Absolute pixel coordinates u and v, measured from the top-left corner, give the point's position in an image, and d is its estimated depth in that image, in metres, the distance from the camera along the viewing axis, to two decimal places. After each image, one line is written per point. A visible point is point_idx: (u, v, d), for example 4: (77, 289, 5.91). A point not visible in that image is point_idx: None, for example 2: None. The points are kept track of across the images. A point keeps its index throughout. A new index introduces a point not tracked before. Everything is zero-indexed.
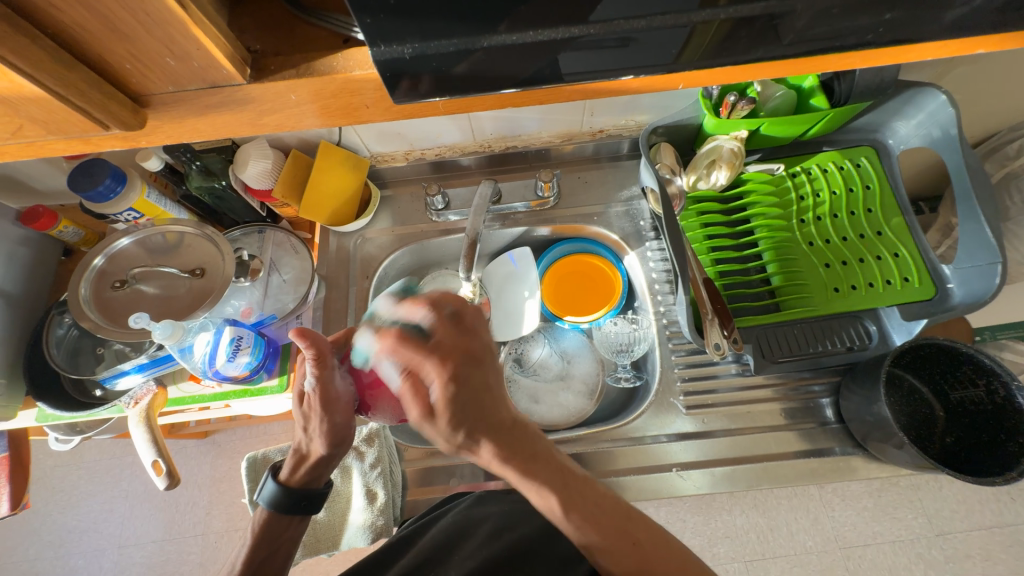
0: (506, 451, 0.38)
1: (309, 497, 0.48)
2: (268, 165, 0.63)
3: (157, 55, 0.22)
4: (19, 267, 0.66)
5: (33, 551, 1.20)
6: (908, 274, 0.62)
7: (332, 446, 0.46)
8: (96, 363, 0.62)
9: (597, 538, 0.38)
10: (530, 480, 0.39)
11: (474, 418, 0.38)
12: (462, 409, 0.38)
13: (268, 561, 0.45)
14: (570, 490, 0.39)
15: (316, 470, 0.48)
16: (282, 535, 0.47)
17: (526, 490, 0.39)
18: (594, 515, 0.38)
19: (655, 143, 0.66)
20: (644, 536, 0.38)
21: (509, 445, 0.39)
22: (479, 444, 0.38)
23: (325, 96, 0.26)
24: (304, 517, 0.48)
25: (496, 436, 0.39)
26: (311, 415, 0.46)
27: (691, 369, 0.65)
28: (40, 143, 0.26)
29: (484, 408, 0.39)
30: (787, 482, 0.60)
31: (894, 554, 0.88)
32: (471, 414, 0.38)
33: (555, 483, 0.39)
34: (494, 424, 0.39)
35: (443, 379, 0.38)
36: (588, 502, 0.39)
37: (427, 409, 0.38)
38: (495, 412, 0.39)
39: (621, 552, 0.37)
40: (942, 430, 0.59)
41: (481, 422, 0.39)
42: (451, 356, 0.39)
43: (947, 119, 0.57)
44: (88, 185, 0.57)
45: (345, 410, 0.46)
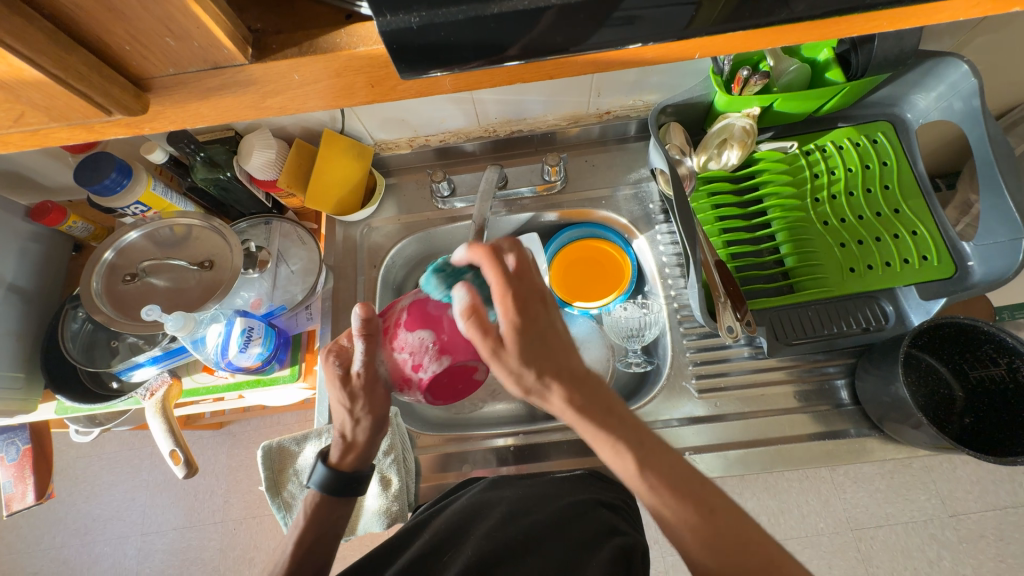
0: (576, 393, 0.38)
1: (357, 481, 0.48)
2: (272, 155, 0.63)
3: (156, 35, 0.22)
4: (31, 262, 0.66)
5: (59, 538, 1.23)
6: (926, 252, 0.60)
7: (374, 428, 0.47)
8: (111, 356, 0.64)
9: (666, 489, 0.37)
10: (605, 434, 0.38)
11: (553, 358, 0.38)
12: (538, 338, 0.37)
13: (317, 543, 0.47)
14: (639, 439, 0.38)
15: (362, 454, 0.48)
16: (332, 517, 0.48)
17: (597, 444, 0.38)
18: (659, 463, 0.37)
19: (665, 123, 0.65)
20: (719, 503, 0.37)
21: (586, 395, 0.38)
22: (549, 387, 0.38)
23: (330, 75, 0.25)
24: (351, 499, 0.49)
25: (572, 382, 0.38)
26: (356, 395, 0.45)
27: (703, 353, 0.65)
28: (44, 131, 0.25)
29: (553, 348, 0.38)
30: (801, 464, 0.59)
31: (907, 535, 0.88)
32: (542, 355, 0.38)
33: (632, 442, 0.38)
34: (567, 369, 0.38)
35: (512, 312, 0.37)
36: (651, 449, 0.38)
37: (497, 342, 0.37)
38: (567, 357, 0.39)
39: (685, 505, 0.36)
40: (960, 410, 0.58)
41: (553, 364, 0.38)
42: (527, 300, 0.38)
43: (970, 90, 0.55)
44: (94, 179, 0.57)
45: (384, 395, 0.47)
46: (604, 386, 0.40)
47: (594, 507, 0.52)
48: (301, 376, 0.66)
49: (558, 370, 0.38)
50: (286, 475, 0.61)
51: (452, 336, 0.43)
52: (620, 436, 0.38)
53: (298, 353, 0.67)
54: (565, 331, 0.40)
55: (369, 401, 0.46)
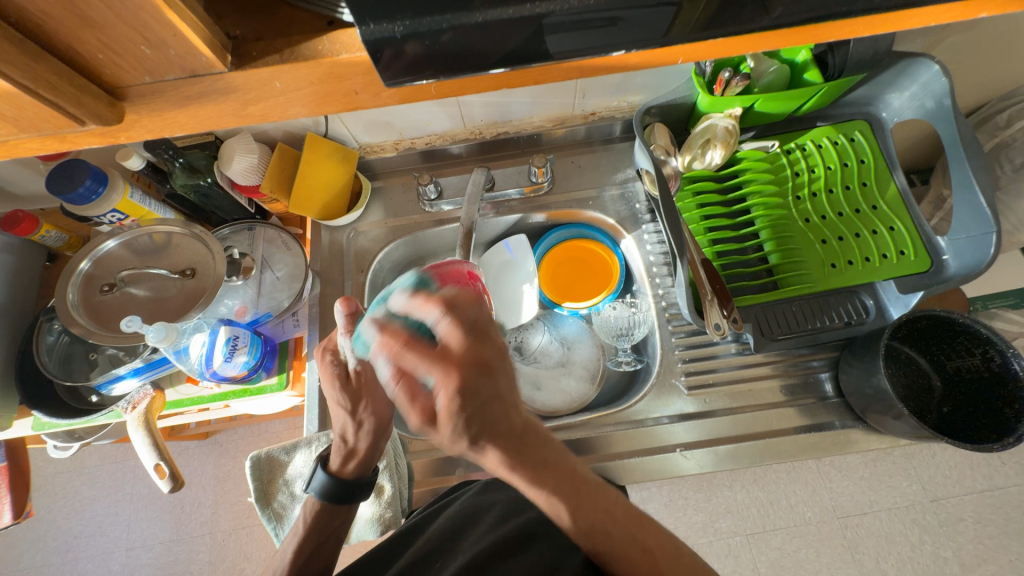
0: (512, 457, 0.34)
1: (358, 488, 0.48)
2: (254, 160, 0.62)
3: (131, 43, 0.21)
4: (2, 274, 0.64)
5: (39, 558, 1.19)
6: (903, 246, 0.62)
7: (376, 431, 0.46)
8: (90, 369, 0.62)
9: (606, 541, 0.37)
10: (538, 487, 0.35)
11: (489, 426, 0.33)
12: (477, 411, 0.33)
13: (320, 549, 0.46)
14: (581, 497, 0.37)
15: (364, 460, 0.48)
16: (332, 525, 0.47)
17: (530, 495, 0.36)
18: (600, 522, 0.37)
19: (649, 124, 0.65)
20: (654, 543, 0.38)
21: (523, 453, 0.35)
22: (485, 451, 0.34)
23: (313, 82, 0.25)
24: (352, 506, 0.48)
25: (507, 443, 0.34)
26: (358, 394, 0.45)
27: (691, 350, 0.66)
28: (13, 142, 0.25)
29: (492, 416, 0.33)
30: (789, 457, 0.60)
31: (891, 521, 0.90)
32: (482, 421, 0.33)
33: (565, 491, 0.36)
34: (503, 433, 0.34)
35: (448, 387, 0.32)
36: (596, 509, 0.37)
37: (428, 415, 0.33)
38: (506, 418, 0.34)
39: (630, 558, 0.37)
40: (939, 399, 0.60)
41: (491, 429, 0.34)
42: (462, 365, 0.33)
43: (941, 90, 0.57)
44: (67, 188, 0.55)
45: (384, 394, 0.46)
46: (545, 439, 0.37)
47: None
48: (290, 384, 0.65)
49: (495, 437, 0.34)
50: (276, 485, 0.60)
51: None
52: (553, 488, 0.35)
53: (285, 360, 0.66)
54: (512, 393, 0.35)
55: (371, 402, 0.46)
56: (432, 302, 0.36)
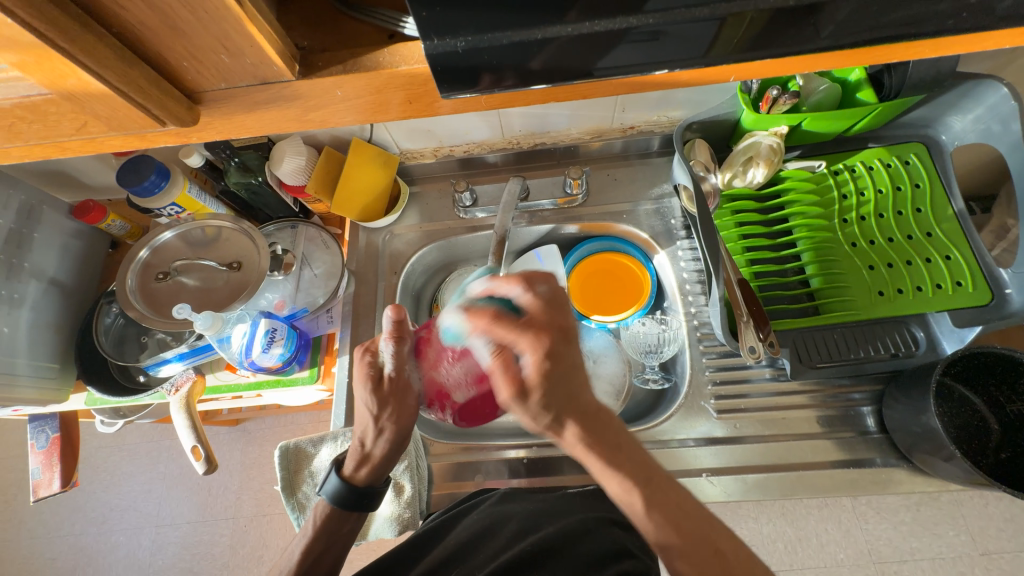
0: (591, 436, 0.37)
1: (369, 496, 0.47)
2: (302, 162, 0.65)
3: (212, 52, 0.23)
4: (71, 258, 0.69)
5: (78, 526, 1.27)
6: (961, 277, 0.58)
7: (396, 442, 0.46)
8: (140, 350, 0.65)
9: (677, 538, 0.35)
10: (613, 471, 0.37)
11: (565, 402, 0.37)
12: (554, 385, 0.37)
13: (325, 554, 0.46)
14: (653, 487, 0.37)
15: (377, 470, 0.47)
16: (339, 531, 0.47)
17: (604, 479, 0.37)
18: (674, 515, 0.36)
19: (689, 139, 0.64)
20: (727, 546, 0.36)
21: (598, 431, 0.38)
22: (567, 427, 0.37)
23: (370, 91, 0.26)
24: (361, 514, 0.48)
25: (586, 421, 0.38)
26: (385, 401, 0.45)
27: (723, 371, 0.64)
28: (100, 139, 0.27)
29: (574, 387, 0.38)
30: (824, 492, 0.57)
31: (934, 571, 0.84)
32: (564, 395, 0.37)
33: (640, 478, 0.37)
34: (582, 407, 0.38)
35: (539, 353, 0.37)
36: (669, 502, 0.36)
37: (518, 388, 0.37)
38: (583, 395, 0.38)
39: (701, 556, 0.35)
40: (997, 444, 0.55)
41: (569, 405, 0.37)
42: (546, 332, 0.38)
43: (1009, 113, 0.54)
44: (135, 181, 0.60)
45: (409, 407, 0.46)
46: (613, 422, 0.39)
47: (606, 525, 0.51)
48: (320, 377, 0.67)
49: (581, 411, 0.38)
50: (301, 476, 0.62)
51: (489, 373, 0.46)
52: (626, 470, 0.37)
53: (317, 355, 0.68)
54: (586, 369, 0.39)
55: (396, 412, 0.45)
56: (476, 311, 0.40)
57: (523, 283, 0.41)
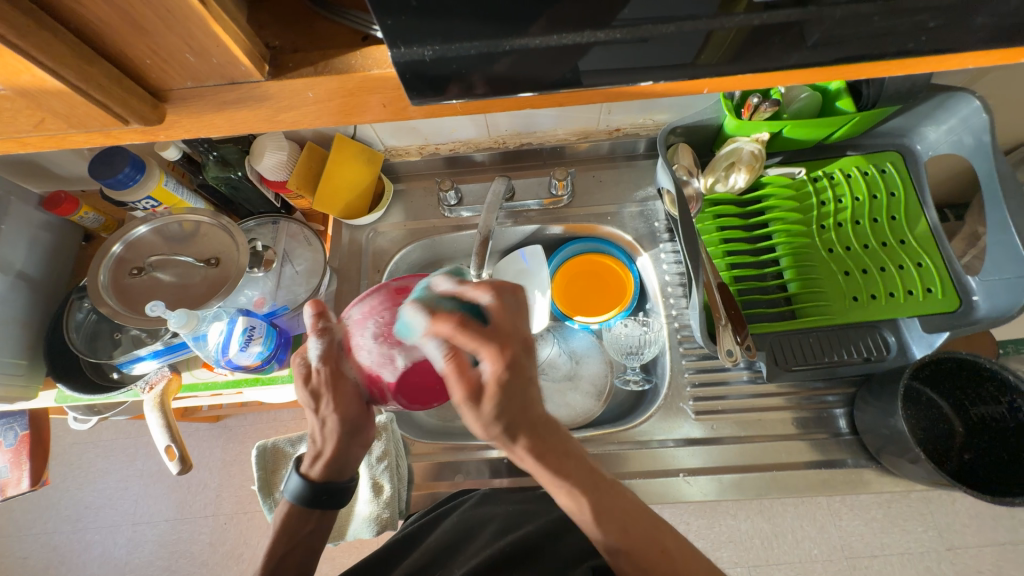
0: (539, 446, 0.37)
1: (330, 493, 0.46)
2: (284, 157, 0.64)
3: (177, 51, 0.22)
4: (41, 250, 0.67)
5: (51, 524, 1.24)
6: (931, 284, 0.60)
7: (345, 432, 0.44)
8: (113, 347, 0.64)
9: (625, 545, 0.38)
10: (560, 480, 0.38)
11: (519, 418, 0.36)
12: (508, 399, 0.34)
13: (289, 555, 0.46)
14: (602, 493, 0.39)
15: (334, 464, 0.46)
16: (301, 530, 0.47)
17: (555, 492, 0.38)
18: (625, 523, 0.38)
19: (673, 143, 0.65)
20: (672, 544, 0.39)
21: (548, 445, 0.38)
22: (519, 440, 0.36)
23: (343, 94, 0.26)
24: (327, 512, 0.48)
25: (536, 433, 0.37)
26: (320, 394, 0.43)
27: (702, 373, 0.65)
28: (62, 136, 0.26)
29: (530, 404, 0.36)
30: (796, 492, 0.59)
31: (902, 566, 0.87)
32: (517, 410, 0.35)
33: (587, 487, 0.38)
34: (535, 422, 0.37)
35: (497, 364, 0.34)
36: (619, 510, 0.38)
37: (473, 394, 0.34)
38: (533, 409, 0.37)
39: (649, 559, 0.38)
40: (961, 445, 0.57)
41: (517, 421, 0.36)
42: (512, 341, 0.35)
43: (980, 125, 0.55)
44: (108, 173, 0.58)
45: (353, 397, 0.43)
46: (558, 431, 0.39)
47: (585, 524, 0.52)
48: None
49: (532, 428, 0.37)
50: (279, 475, 0.61)
51: None
52: (578, 483, 0.38)
53: (297, 354, 0.67)
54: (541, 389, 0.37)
55: (333, 402, 0.43)
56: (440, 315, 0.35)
57: (493, 290, 0.37)
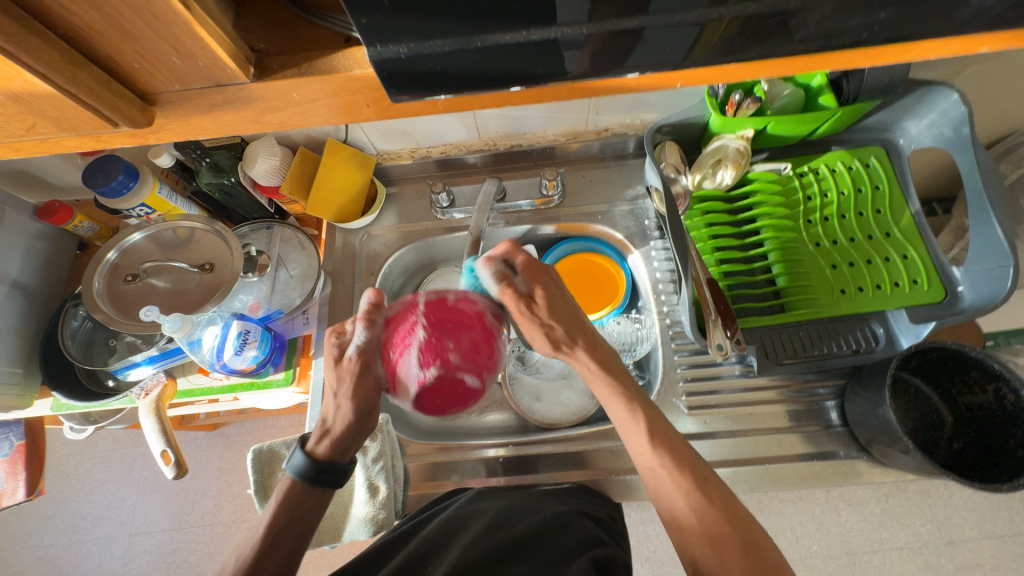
0: (599, 358, 0.47)
1: (333, 472, 0.47)
2: (277, 162, 0.65)
3: (164, 55, 0.23)
4: (35, 260, 0.67)
5: (48, 537, 1.23)
6: (917, 276, 0.61)
7: (356, 417, 0.47)
8: (108, 354, 0.64)
9: (680, 482, 0.43)
10: (619, 391, 0.46)
11: (574, 326, 0.47)
12: (561, 308, 0.47)
13: (288, 529, 0.46)
14: (655, 420, 0.45)
15: (340, 443, 0.48)
16: (302, 505, 0.47)
17: (614, 405, 0.47)
18: (678, 455, 0.44)
19: (660, 141, 0.66)
20: (726, 500, 0.42)
21: (603, 359, 0.47)
22: (576, 347, 0.47)
23: (327, 94, 0.26)
24: (327, 490, 0.48)
25: (591, 345, 0.47)
26: (345, 377, 0.47)
27: (694, 369, 0.65)
28: (53, 140, 0.27)
29: (575, 318, 0.48)
30: (790, 485, 0.59)
31: (901, 559, 0.87)
32: (568, 322, 0.47)
33: (641, 406, 0.46)
34: (589, 338, 0.48)
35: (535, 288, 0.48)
36: (674, 441, 0.45)
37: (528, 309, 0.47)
38: (584, 326, 0.48)
39: (705, 506, 0.42)
40: (949, 434, 0.58)
41: (577, 331, 0.47)
42: (541, 276, 0.48)
43: (959, 118, 0.56)
44: (102, 181, 0.59)
45: (376, 385, 0.47)
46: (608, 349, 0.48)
47: (579, 518, 0.52)
48: (296, 380, 0.67)
49: (584, 341, 0.47)
50: (275, 478, 0.61)
51: (404, 352, 0.41)
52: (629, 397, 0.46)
53: (292, 357, 0.67)
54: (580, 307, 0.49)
55: (354, 387, 0.47)
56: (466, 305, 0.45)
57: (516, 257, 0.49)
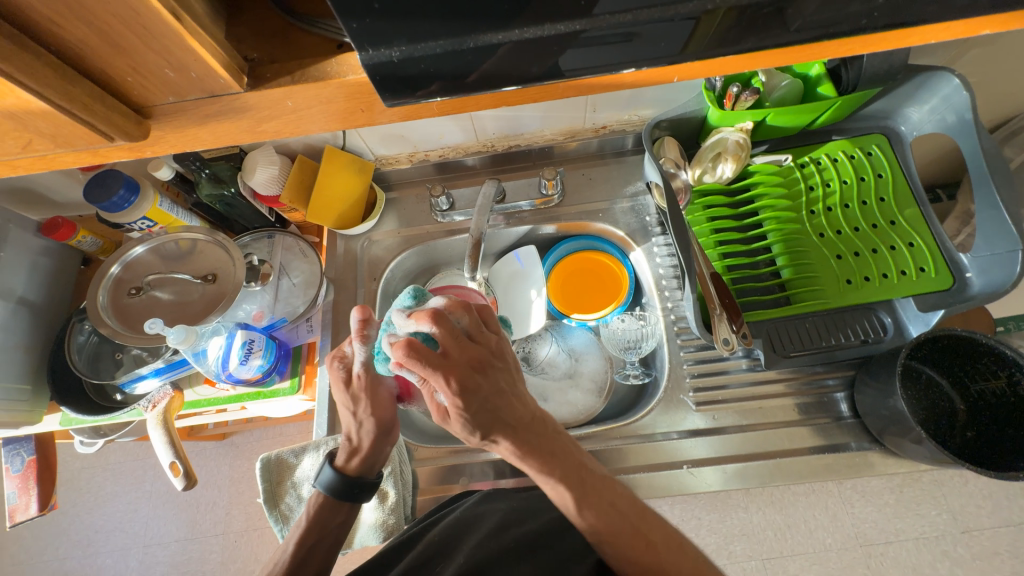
0: (521, 448, 0.40)
1: (362, 487, 0.49)
2: (275, 171, 0.65)
3: (156, 67, 0.23)
4: (41, 276, 0.68)
5: (62, 551, 1.24)
6: (924, 263, 0.60)
7: (382, 431, 0.47)
8: (116, 368, 0.65)
9: (608, 534, 0.41)
10: (546, 475, 0.41)
11: (495, 424, 0.39)
12: (481, 412, 0.38)
13: (318, 545, 0.47)
14: (585, 487, 0.42)
15: (369, 459, 0.49)
16: (331, 520, 0.48)
17: (541, 483, 0.42)
18: (608, 514, 0.41)
19: (659, 137, 0.65)
20: (658, 538, 0.41)
21: (530, 441, 0.41)
22: (497, 442, 0.40)
23: (321, 101, 0.26)
24: (354, 504, 0.50)
25: (516, 434, 0.40)
26: (359, 395, 0.46)
27: (701, 364, 0.65)
28: (50, 156, 0.27)
29: (499, 411, 0.39)
30: (802, 479, 0.59)
31: (917, 551, 0.86)
32: (487, 418, 0.38)
33: (572, 481, 0.41)
34: (510, 426, 0.40)
35: (450, 391, 0.36)
36: (604, 501, 0.42)
37: (442, 411, 0.38)
38: (512, 413, 0.40)
39: (635, 549, 0.41)
40: (964, 424, 0.57)
41: (502, 422, 0.39)
42: (458, 369, 0.36)
43: (962, 104, 0.55)
44: (103, 196, 0.59)
45: (387, 401, 0.47)
46: (542, 429, 0.42)
47: None
48: (302, 388, 0.67)
49: (505, 434, 0.40)
50: (284, 487, 0.61)
51: None
52: (560, 477, 0.41)
53: (298, 364, 0.68)
54: (509, 388, 0.40)
55: (372, 403, 0.46)
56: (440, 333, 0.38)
57: (433, 317, 0.37)
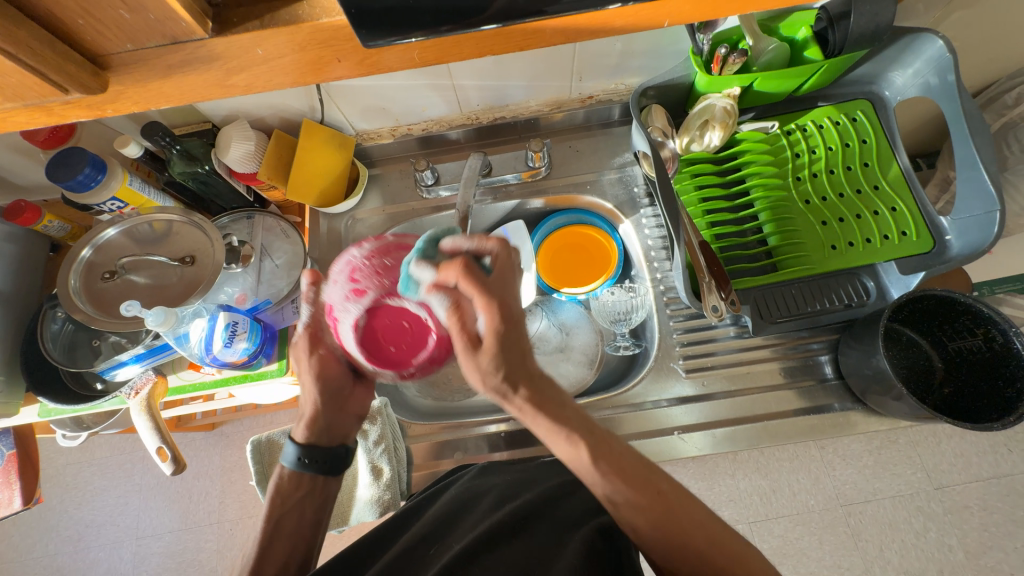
0: (539, 398, 0.38)
1: (315, 457, 0.49)
2: (251, 147, 0.62)
3: (111, 7, 0.22)
4: (6, 264, 0.64)
5: (52, 546, 1.22)
6: (905, 227, 0.61)
7: (326, 395, 0.48)
8: (94, 356, 0.62)
9: (623, 489, 0.38)
10: (560, 430, 0.38)
11: (517, 368, 0.38)
12: (508, 351, 0.37)
13: (284, 519, 0.47)
14: (598, 440, 0.39)
15: (319, 428, 0.49)
16: (295, 495, 0.48)
17: (552, 439, 0.39)
18: (621, 467, 0.38)
19: (646, 106, 0.64)
20: (667, 486, 0.39)
21: (545, 393, 0.39)
22: (518, 389, 0.38)
23: (294, 48, 0.25)
24: (317, 478, 0.49)
25: (535, 383, 0.39)
26: (302, 356, 0.47)
27: (690, 333, 0.65)
28: (1, 114, 0.25)
29: (526, 354, 0.38)
30: (788, 439, 0.60)
31: (894, 508, 0.90)
32: (515, 358, 0.37)
33: (586, 434, 0.39)
34: (533, 374, 0.39)
35: (492, 316, 0.36)
36: (615, 453, 0.39)
37: (471, 342, 0.37)
38: (530, 361, 0.39)
39: (647, 502, 0.38)
40: (941, 380, 0.59)
41: (521, 369, 0.38)
42: (506, 301, 0.37)
43: (945, 65, 0.55)
44: (67, 175, 0.56)
45: (331, 361, 0.47)
46: (558, 389, 0.40)
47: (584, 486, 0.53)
48: (290, 369, 0.65)
49: (527, 382, 0.38)
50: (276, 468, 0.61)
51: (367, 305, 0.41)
52: (576, 430, 0.38)
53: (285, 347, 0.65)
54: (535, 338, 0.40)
55: (315, 364, 0.47)
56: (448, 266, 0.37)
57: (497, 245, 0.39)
